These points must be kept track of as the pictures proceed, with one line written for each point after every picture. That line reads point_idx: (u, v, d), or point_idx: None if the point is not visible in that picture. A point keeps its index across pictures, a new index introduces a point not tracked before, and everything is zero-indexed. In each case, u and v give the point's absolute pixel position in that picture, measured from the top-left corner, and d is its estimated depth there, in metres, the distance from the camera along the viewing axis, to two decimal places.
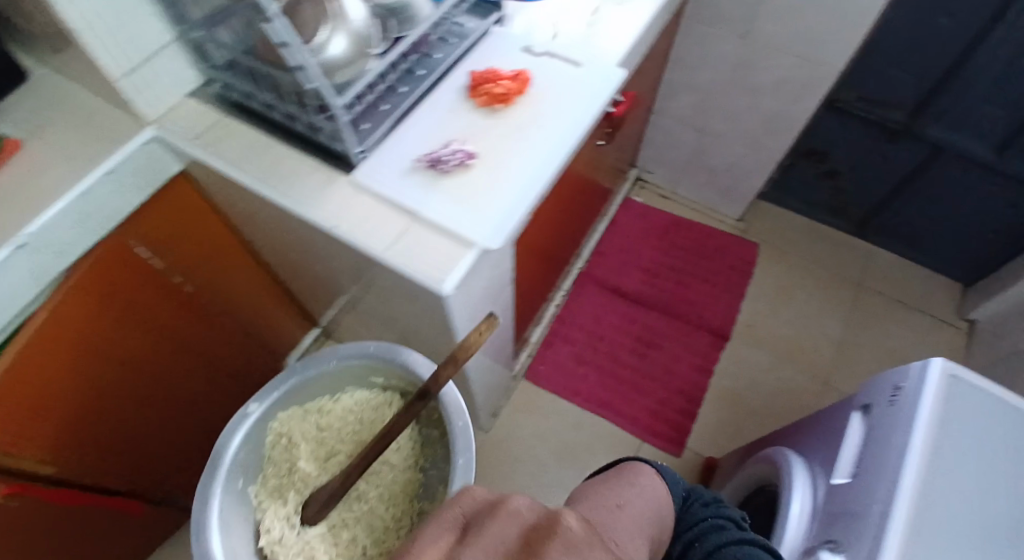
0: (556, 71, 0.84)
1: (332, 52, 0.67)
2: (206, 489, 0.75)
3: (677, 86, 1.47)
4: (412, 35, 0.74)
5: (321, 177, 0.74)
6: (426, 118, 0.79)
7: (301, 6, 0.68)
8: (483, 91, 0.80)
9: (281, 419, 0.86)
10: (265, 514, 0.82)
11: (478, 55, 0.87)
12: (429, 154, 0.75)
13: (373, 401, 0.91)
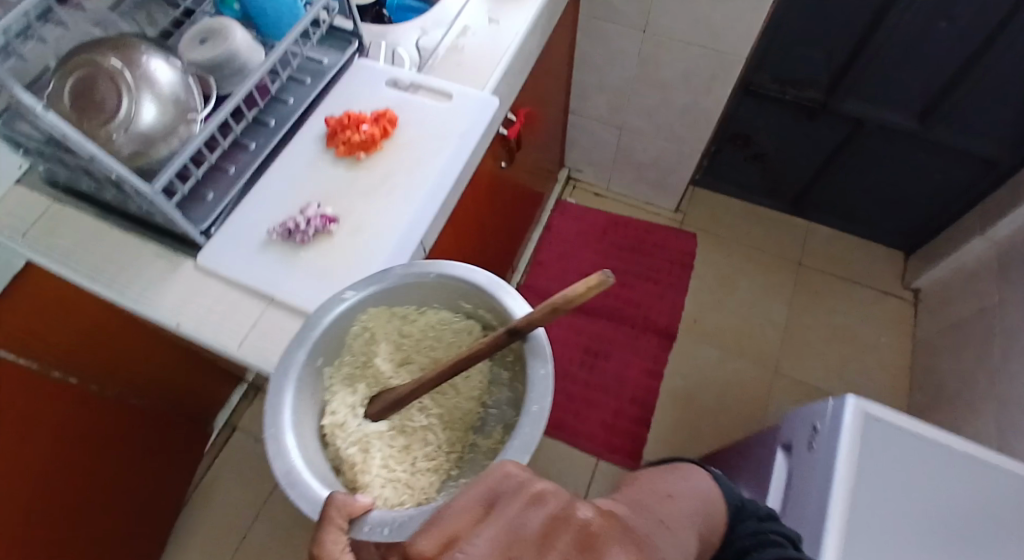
0: (423, 106, 0.78)
1: (142, 126, 0.59)
2: (288, 358, 0.56)
3: (590, 84, 1.42)
4: (241, 90, 0.65)
5: (164, 265, 0.65)
6: (281, 178, 0.71)
7: (96, 79, 0.59)
8: (342, 139, 0.72)
9: (371, 314, 0.63)
10: (333, 397, 0.63)
11: (339, 94, 0.79)
12: (283, 224, 0.66)
13: (461, 322, 0.68)
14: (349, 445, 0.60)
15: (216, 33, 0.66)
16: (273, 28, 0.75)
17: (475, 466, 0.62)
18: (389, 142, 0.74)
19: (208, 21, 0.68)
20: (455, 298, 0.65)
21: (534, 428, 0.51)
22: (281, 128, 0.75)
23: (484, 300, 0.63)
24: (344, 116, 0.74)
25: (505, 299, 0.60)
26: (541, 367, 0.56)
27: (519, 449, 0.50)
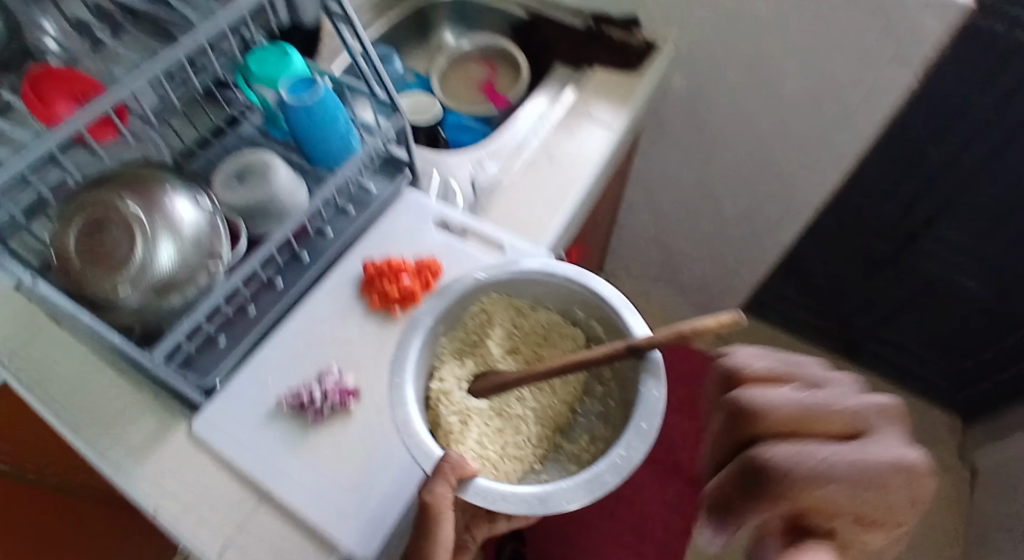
0: (471, 257, 0.70)
1: (153, 272, 0.51)
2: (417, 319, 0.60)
3: (640, 203, 1.34)
4: (277, 236, 0.58)
5: (154, 427, 0.57)
6: (303, 329, 0.63)
7: (108, 218, 0.51)
8: (378, 289, 0.65)
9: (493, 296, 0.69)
10: (444, 366, 0.67)
11: (382, 231, 0.72)
12: (295, 390, 0.58)
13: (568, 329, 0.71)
14: (449, 415, 0.63)
15: (255, 172, 0.60)
16: (322, 159, 0.69)
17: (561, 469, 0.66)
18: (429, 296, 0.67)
19: (248, 157, 0.62)
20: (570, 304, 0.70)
21: (639, 446, 0.53)
22: (314, 265, 0.69)
23: (603, 312, 0.66)
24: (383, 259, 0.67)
25: (627, 318, 0.62)
26: (653, 390, 0.56)
27: (614, 470, 0.51)
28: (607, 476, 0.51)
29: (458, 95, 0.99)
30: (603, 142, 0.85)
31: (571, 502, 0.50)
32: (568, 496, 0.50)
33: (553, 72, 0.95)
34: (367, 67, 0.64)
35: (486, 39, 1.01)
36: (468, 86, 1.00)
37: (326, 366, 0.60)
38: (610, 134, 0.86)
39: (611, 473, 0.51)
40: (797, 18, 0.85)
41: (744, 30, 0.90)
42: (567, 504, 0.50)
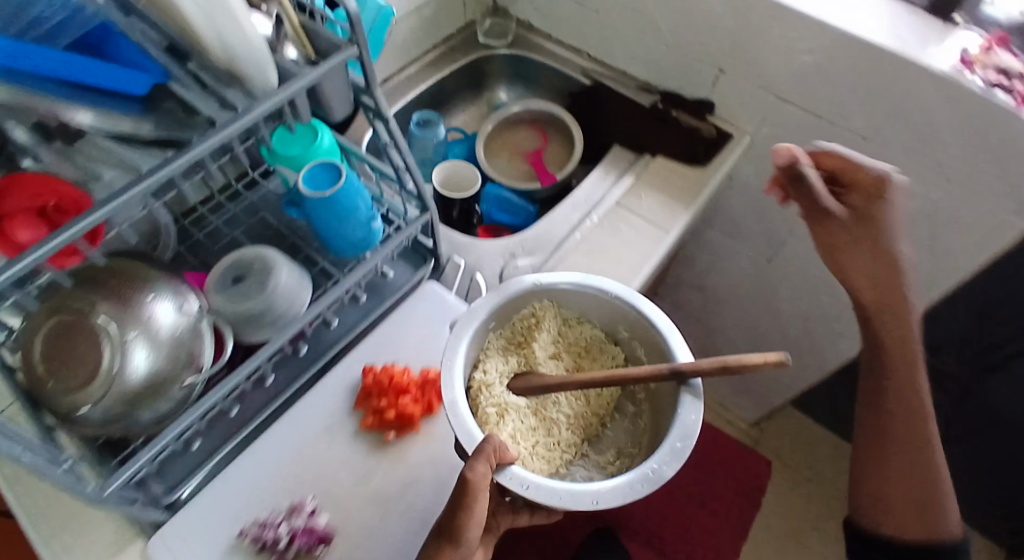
0: None
1: (125, 384, 0.47)
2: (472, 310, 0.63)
3: (687, 281, 1.23)
4: (273, 346, 0.52)
5: (111, 533, 0.53)
6: (284, 442, 0.58)
7: (79, 324, 0.46)
8: (373, 407, 0.58)
9: (544, 302, 0.73)
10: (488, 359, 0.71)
11: (391, 329, 0.66)
12: (262, 520, 0.53)
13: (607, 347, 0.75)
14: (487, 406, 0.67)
15: (256, 270, 0.54)
16: (338, 246, 0.63)
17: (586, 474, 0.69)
18: (428, 421, 0.60)
19: (251, 250, 0.56)
20: (615, 323, 0.74)
21: (673, 466, 0.54)
22: (311, 362, 0.63)
23: (648, 332, 0.68)
24: (385, 369, 0.61)
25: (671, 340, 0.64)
26: (693, 413, 0.57)
27: (648, 481, 0.53)
28: (638, 485, 0.52)
29: (502, 162, 0.92)
30: (652, 248, 0.76)
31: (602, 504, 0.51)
32: (602, 496, 0.51)
33: (612, 154, 0.87)
34: (396, 156, 0.57)
35: (542, 106, 0.93)
36: (512, 155, 0.93)
37: (302, 495, 0.55)
38: (662, 240, 0.76)
39: (644, 483, 0.52)
40: (898, 131, 0.74)
41: (833, 134, 0.80)
42: (601, 503, 0.51)
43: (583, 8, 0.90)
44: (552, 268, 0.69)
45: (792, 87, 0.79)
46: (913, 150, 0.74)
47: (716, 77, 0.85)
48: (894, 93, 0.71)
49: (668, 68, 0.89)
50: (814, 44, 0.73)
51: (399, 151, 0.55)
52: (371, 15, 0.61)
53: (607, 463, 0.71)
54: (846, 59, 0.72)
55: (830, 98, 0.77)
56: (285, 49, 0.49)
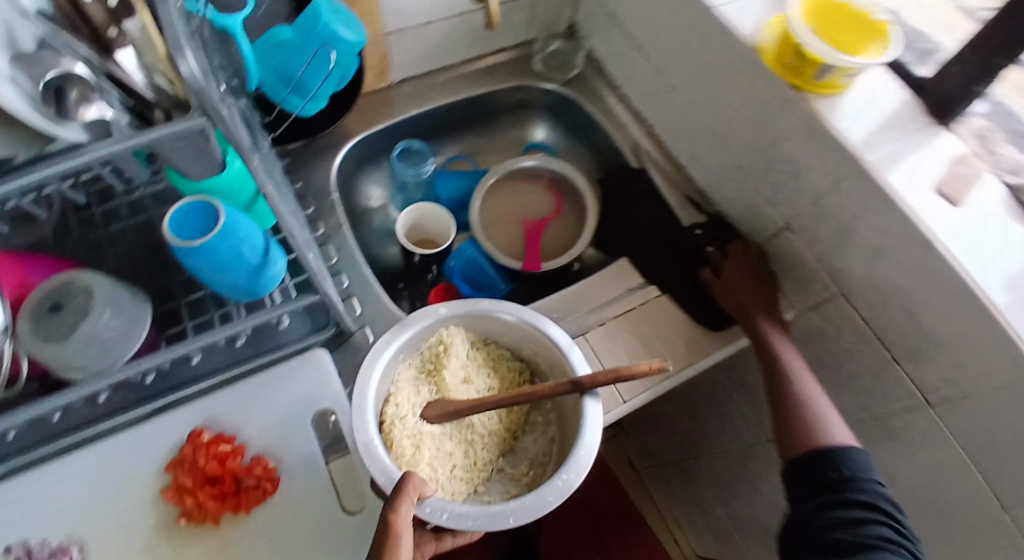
0: (315, 489, 0.54)
1: None
2: (381, 347, 0.52)
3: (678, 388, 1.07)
4: (75, 396, 0.45)
5: None
6: (87, 472, 0.53)
7: None
8: (179, 482, 0.52)
9: (451, 327, 0.57)
10: (398, 390, 0.55)
11: (248, 391, 0.57)
12: (29, 550, 0.50)
13: (515, 362, 0.61)
14: (402, 438, 0.53)
15: (76, 304, 0.48)
16: (222, 289, 0.54)
17: (506, 495, 0.57)
18: (231, 516, 0.52)
19: (85, 276, 0.50)
20: (521, 341, 0.59)
21: (576, 475, 0.50)
22: (154, 394, 0.57)
23: (548, 349, 0.56)
24: (208, 445, 0.53)
25: (568, 352, 0.54)
26: (593, 420, 0.52)
27: (556, 491, 0.49)
28: (549, 496, 0.48)
29: (495, 220, 0.78)
30: None
31: (517, 522, 0.47)
32: (515, 514, 0.47)
33: (612, 268, 0.72)
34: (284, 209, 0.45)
35: (569, 171, 0.78)
36: (511, 214, 0.79)
37: (80, 539, 0.51)
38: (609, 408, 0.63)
39: (553, 492, 0.49)
40: (971, 412, 0.55)
41: (886, 367, 0.61)
42: (514, 522, 0.47)
43: (662, 80, 0.73)
44: (464, 299, 0.55)
45: (860, 291, 0.60)
46: (981, 440, 0.55)
47: (777, 231, 0.67)
48: (987, 370, 0.52)
49: (730, 194, 0.71)
50: (908, 263, 0.54)
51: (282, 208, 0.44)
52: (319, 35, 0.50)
53: (522, 476, 0.59)
54: (939, 300, 0.53)
55: (899, 330, 0.58)
56: (88, 103, 0.36)
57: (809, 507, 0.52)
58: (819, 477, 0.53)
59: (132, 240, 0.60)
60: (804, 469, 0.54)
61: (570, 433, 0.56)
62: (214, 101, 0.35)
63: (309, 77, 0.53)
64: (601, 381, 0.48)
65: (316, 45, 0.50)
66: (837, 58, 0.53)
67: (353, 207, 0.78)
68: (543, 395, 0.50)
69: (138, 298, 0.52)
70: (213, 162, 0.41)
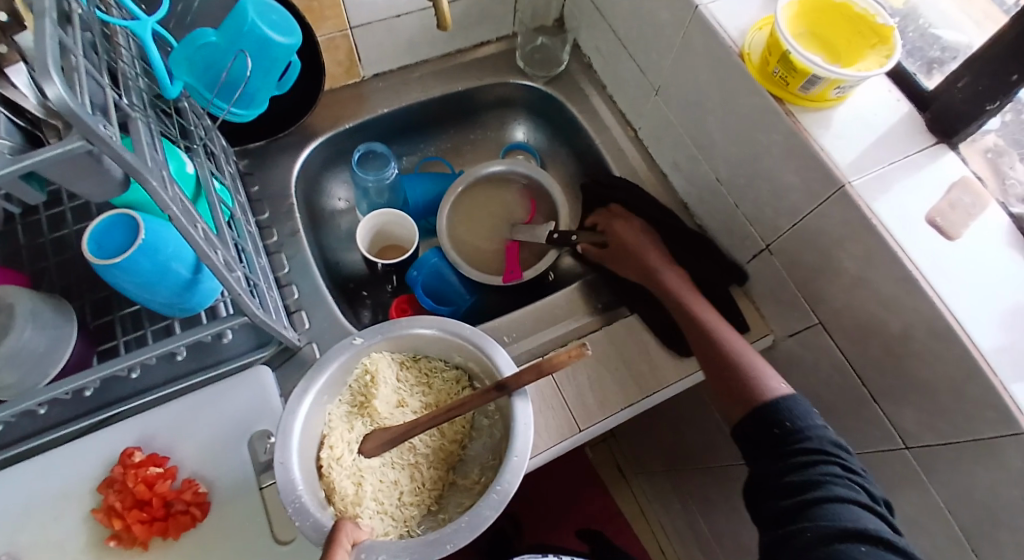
0: (248, 517, 0.52)
1: None
2: (299, 396, 0.50)
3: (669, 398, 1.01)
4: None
5: None
6: (21, 488, 0.52)
7: None
8: (108, 504, 0.50)
9: (373, 357, 0.55)
10: (331, 430, 0.53)
11: (189, 409, 0.55)
12: None
13: (450, 372, 0.57)
14: (342, 480, 0.51)
15: None
16: (154, 307, 0.51)
17: (459, 509, 0.53)
18: (161, 540, 0.51)
19: (11, 292, 0.48)
20: (448, 351, 0.56)
21: (512, 479, 0.46)
22: (97, 406, 0.56)
23: (472, 354, 0.53)
24: (138, 467, 0.51)
25: (493, 354, 0.52)
26: (523, 421, 0.48)
27: (492, 503, 0.46)
28: (484, 511, 0.45)
29: (465, 230, 0.75)
30: (541, 443, 0.59)
31: (456, 547, 0.44)
32: (452, 537, 0.44)
33: (581, 284, 0.68)
34: (199, 233, 0.43)
35: (540, 176, 0.74)
36: (482, 223, 0.76)
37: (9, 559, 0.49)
38: (563, 437, 0.59)
39: (488, 506, 0.45)
40: (953, 467, 0.50)
41: (866, 409, 0.56)
42: (451, 548, 0.44)
43: (646, 81, 0.67)
44: (378, 325, 0.53)
45: (841, 326, 0.55)
46: (956, 497, 0.50)
47: (758, 252, 0.62)
48: (970, 424, 0.47)
49: (712, 208, 0.66)
50: (892, 299, 0.49)
51: (194, 233, 0.41)
52: (238, 31, 0.48)
53: (473, 484, 0.54)
54: (924, 343, 0.48)
55: (881, 370, 0.53)
56: None
57: (766, 478, 0.46)
58: (768, 439, 0.48)
59: (76, 246, 0.58)
60: (754, 441, 0.49)
61: (506, 435, 0.53)
62: (95, 127, 0.32)
63: (235, 78, 0.52)
64: (525, 380, 0.45)
65: (238, 45, 0.49)
66: (827, 70, 0.47)
67: (316, 208, 0.74)
68: (472, 405, 0.47)
69: (67, 316, 0.51)
70: (113, 182, 0.40)
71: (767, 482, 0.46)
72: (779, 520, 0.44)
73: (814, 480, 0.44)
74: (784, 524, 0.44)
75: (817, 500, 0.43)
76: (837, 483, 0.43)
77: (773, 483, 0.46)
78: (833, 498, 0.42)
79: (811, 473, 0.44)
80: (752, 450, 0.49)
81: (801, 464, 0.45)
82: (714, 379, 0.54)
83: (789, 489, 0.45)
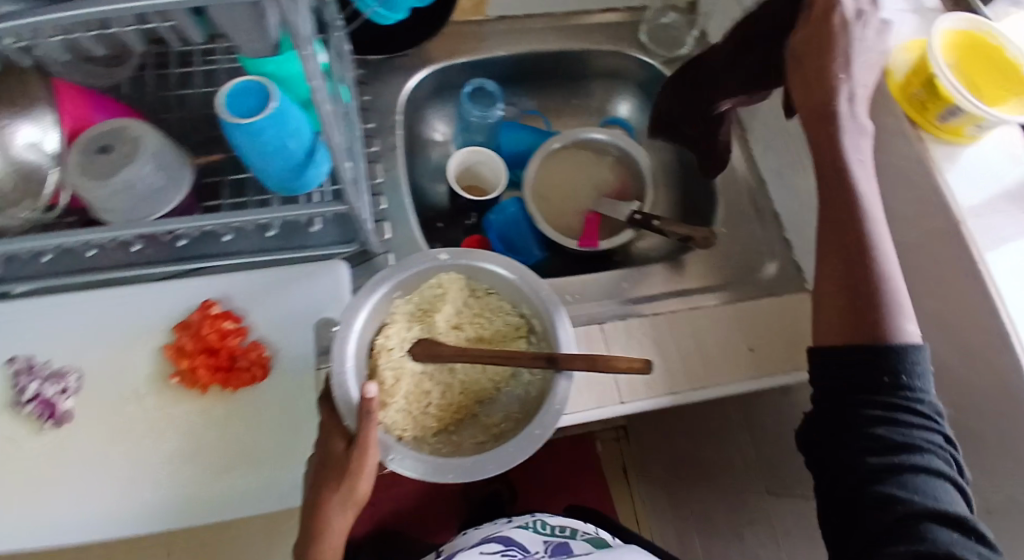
0: (296, 394, 0.55)
1: None
2: (377, 282, 0.54)
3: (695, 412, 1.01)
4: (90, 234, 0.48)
5: None
6: (105, 314, 0.56)
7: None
8: (180, 343, 0.54)
9: (450, 279, 0.57)
10: (392, 322, 0.55)
11: (268, 281, 0.58)
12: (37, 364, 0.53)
13: (513, 318, 0.57)
14: (384, 368, 0.53)
15: (123, 152, 0.51)
16: (260, 175, 0.54)
17: (473, 442, 0.53)
18: (219, 390, 0.54)
19: (139, 127, 0.52)
20: (519, 299, 0.57)
21: (526, 447, 0.47)
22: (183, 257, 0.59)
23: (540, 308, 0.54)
24: (215, 318, 0.54)
25: (557, 326, 0.53)
26: (558, 402, 0.48)
27: (498, 460, 0.47)
28: (488, 464, 0.46)
29: (551, 183, 0.76)
30: (579, 403, 0.57)
31: (457, 479, 0.46)
32: (454, 469, 0.46)
33: (650, 266, 0.68)
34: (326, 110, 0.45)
35: (644, 167, 0.75)
36: (567, 185, 0.77)
37: (79, 372, 0.54)
38: (601, 405, 0.57)
39: (493, 462, 0.47)
40: None
41: None
42: (452, 479, 0.46)
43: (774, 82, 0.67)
44: (470, 252, 0.56)
45: None
46: None
47: None
48: None
49: (805, 225, 0.65)
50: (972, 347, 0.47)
51: (323, 106, 0.43)
52: None
53: (491, 427, 0.54)
54: (986, 399, 0.46)
55: None
56: None
57: (845, 420, 0.43)
58: (869, 384, 0.42)
59: (198, 109, 0.61)
60: (844, 370, 0.43)
61: (539, 399, 0.52)
62: None
63: None
64: (576, 363, 0.46)
65: None
66: (970, 101, 0.47)
67: (413, 134, 0.76)
68: (522, 361, 0.49)
69: (183, 163, 0.54)
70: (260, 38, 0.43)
71: (841, 424, 0.43)
72: (854, 467, 0.42)
73: (917, 445, 0.41)
74: (850, 480, 0.42)
75: (906, 468, 0.40)
76: (932, 452, 0.41)
77: (849, 421, 0.43)
78: (925, 467, 0.40)
79: (904, 437, 0.41)
80: (840, 366, 0.44)
81: (888, 411, 0.41)
82: (836, 292, 0.45)
83: (874, 447, 0.41)
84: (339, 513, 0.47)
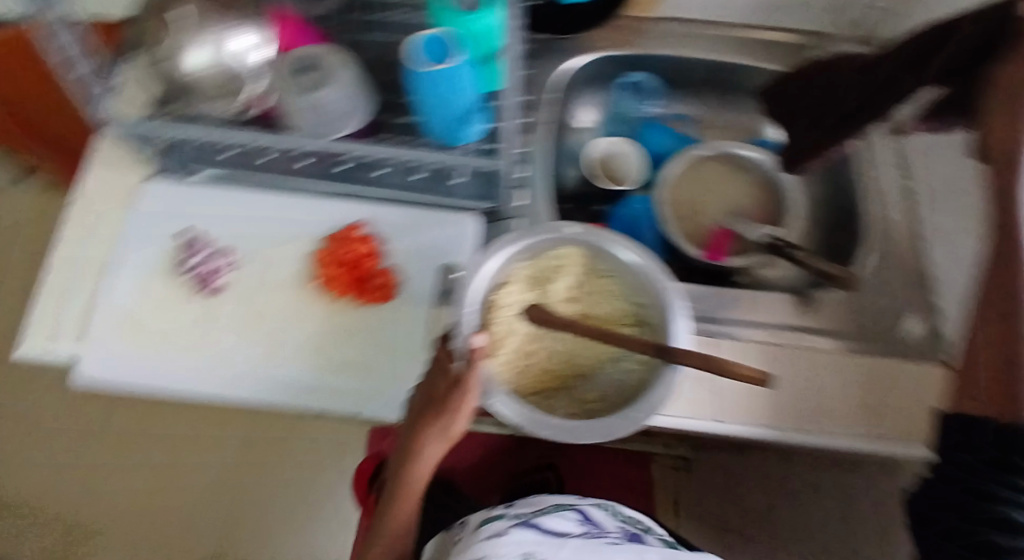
0: (411, 327, 0.58)
1: (189, 64, 0.58)
2: (508, 242, 0.56)
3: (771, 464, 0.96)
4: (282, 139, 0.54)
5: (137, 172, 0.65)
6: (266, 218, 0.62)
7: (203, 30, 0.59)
8: (325, 254, 0.59)
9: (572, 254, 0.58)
10: (511, 283, 0.57)
11: (410, 220, 0.63)
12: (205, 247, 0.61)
13: (626, 304, 0.58)
14: (498, 323, 0.55)
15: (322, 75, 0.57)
16: (427, 125, 0.58)
17: (567, 412, 0.54)
18: (348, 304, 0.59)
19: (340, 57, 0.59)
20: (636, 287, 0.57)
21: (625, 426, 0.48)
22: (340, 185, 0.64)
23: (657, 299, 0.54)
24: (358, 240, 0.60)
25: (673, 320, 0.53)
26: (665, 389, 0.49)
27: (597, 431, 0.48)
28: (586, 433, 0.47)
29: (685, 191, 0.75)
30: (676, 408, 0.56)
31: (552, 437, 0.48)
32: (552, 429, 0.48)
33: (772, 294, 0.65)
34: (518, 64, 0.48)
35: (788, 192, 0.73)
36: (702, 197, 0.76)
37: (235, 263, 0.60)
38: (698, 415, 0.56)
39: (592, 431, 0.48)
40: None
41: None
42: (548, 435, 0.48)
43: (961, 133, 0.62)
44: (599, 232, 0.57)
45: None
46: None
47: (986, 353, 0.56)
48: None
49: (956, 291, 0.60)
50: None
51: None
52: None
53: (587, 402, 0.55)
54: None
55: None
56: None
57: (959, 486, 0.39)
58: (996, 457, 0.38)
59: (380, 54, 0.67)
60: (972, 435, 0.40)
61: (642, 386, 0.52)
62: None
63: None
64: (693, 357, 0.46)
65: None
66: None
67: (563, 116, 0.78)
68: (634, 345, 0.49)
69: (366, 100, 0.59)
70: None
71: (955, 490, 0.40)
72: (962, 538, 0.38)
73: None
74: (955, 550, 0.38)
75: None
76: None
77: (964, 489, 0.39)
78: None
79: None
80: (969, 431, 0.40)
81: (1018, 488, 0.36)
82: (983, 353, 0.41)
83: (987, 523, 0.37)
84: (434, 440, 0.50)
